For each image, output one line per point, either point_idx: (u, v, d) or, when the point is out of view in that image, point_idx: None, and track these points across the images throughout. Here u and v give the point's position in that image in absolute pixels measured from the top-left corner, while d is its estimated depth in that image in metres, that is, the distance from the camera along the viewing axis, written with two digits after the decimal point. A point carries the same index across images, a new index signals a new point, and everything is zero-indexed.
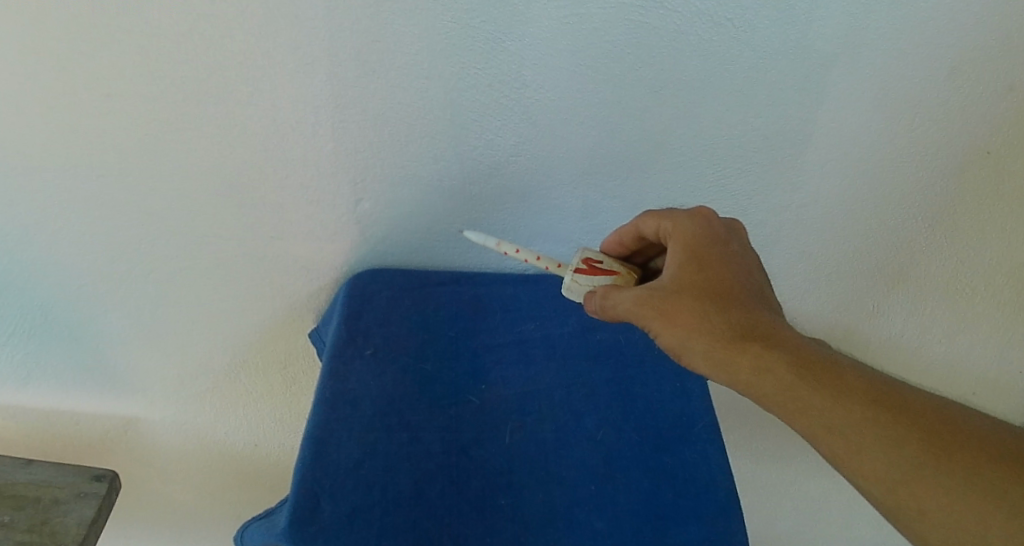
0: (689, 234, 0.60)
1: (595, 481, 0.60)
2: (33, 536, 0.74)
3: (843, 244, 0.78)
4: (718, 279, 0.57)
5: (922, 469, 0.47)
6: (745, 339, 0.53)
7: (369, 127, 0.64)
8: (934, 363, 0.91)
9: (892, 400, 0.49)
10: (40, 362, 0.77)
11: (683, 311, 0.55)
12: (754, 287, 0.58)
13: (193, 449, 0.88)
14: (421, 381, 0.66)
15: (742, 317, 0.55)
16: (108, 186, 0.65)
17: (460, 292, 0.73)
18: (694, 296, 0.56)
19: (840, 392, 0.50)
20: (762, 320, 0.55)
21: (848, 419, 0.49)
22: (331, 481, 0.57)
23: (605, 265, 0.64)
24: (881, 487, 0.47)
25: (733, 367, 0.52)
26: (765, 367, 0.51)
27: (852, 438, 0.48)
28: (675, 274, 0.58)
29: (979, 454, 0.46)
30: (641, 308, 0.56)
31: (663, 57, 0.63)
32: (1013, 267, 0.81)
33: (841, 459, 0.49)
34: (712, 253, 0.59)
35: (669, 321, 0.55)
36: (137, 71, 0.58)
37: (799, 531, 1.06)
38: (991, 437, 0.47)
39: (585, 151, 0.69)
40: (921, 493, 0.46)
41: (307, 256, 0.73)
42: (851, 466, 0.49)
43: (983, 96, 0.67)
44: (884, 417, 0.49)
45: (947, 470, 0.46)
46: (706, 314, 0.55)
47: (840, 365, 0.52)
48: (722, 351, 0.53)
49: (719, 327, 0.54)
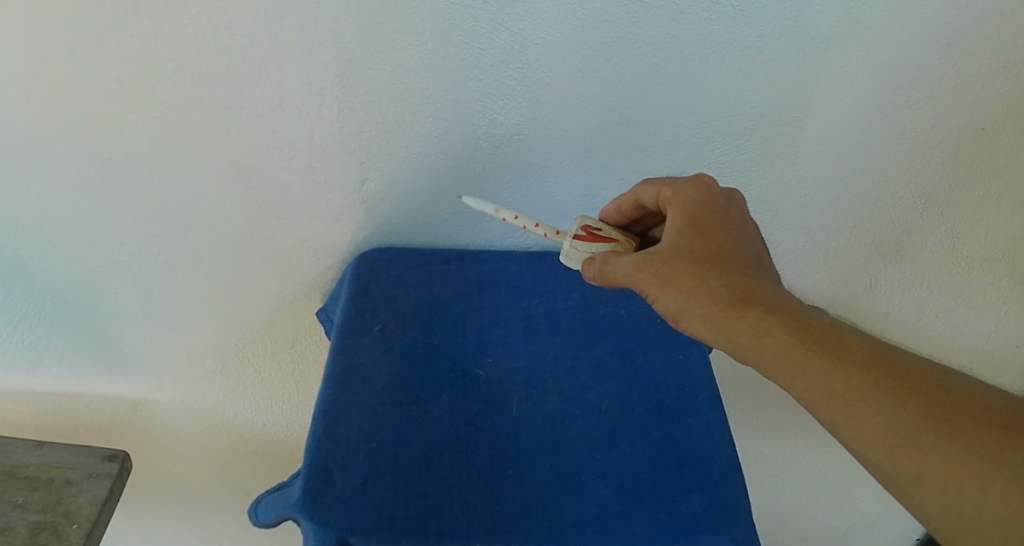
0: (690, 201, 0.61)
1: (601, 450, 0.61)
2: (46, 516, 0.74)
3: (843, 219, 0.79)
4: (719, 244, 0.58)
5: (920, 434, 0.48)
6: (744, 303, 0.55)
7: (374, 107, 0.65)
8: (932, 336, 0.92)
9: (891, 365, 0.51)
10: (50, 345, 0.78)
11: (683, 276, 0.56)
12: (754, 254, 0.59)
13: (203, 429, 0.89)
14: (428, 355, 0.67)
15: (740, 281, 0.56)
16: (117, 169, 0.66)
17: (465, 269, 0.74)
18: (693, 260, 0.57)
19: (840, 356, 0.51)
20: (762, 285, 0.56)
21: (847, 383, 0.50)
22: (342, 452, 0.58)
23: (603, 233, 0.66)
24: (878, 450, 0.49)
25: (731, 330, 0.54)
26: (763, 331, 0.53)
27: (849, 402, 0.49)
28: (674, 239, 0.59)
29: (980, 422, 0.47)
30: (639, 274, 0.58)
31: (665, 36, 0.64)
32: (1010, 240, 0.82)
33: (839, 422, 0.50)
34: (711, 219, 0.60)
35: (668, 287, 0.56)
36: (146, 54, 0.59)
37: (799, 503, 1.08)
38: (992, 405, 0.48)
39: (586, 128, 0.70)
40: (919, 458, 0.47)
41: (313, 236, 0.73)
42: (848, 429, 0.50)
43: (979, 73, 0.68)
44: (883, 382, 0.50)
45: (946, 436, 0.47)
46: (705, 278, 0.56)
47: (840, 329, 0.53)
48: (721, 314, 0.55)
49: (717, 292, 0.55)
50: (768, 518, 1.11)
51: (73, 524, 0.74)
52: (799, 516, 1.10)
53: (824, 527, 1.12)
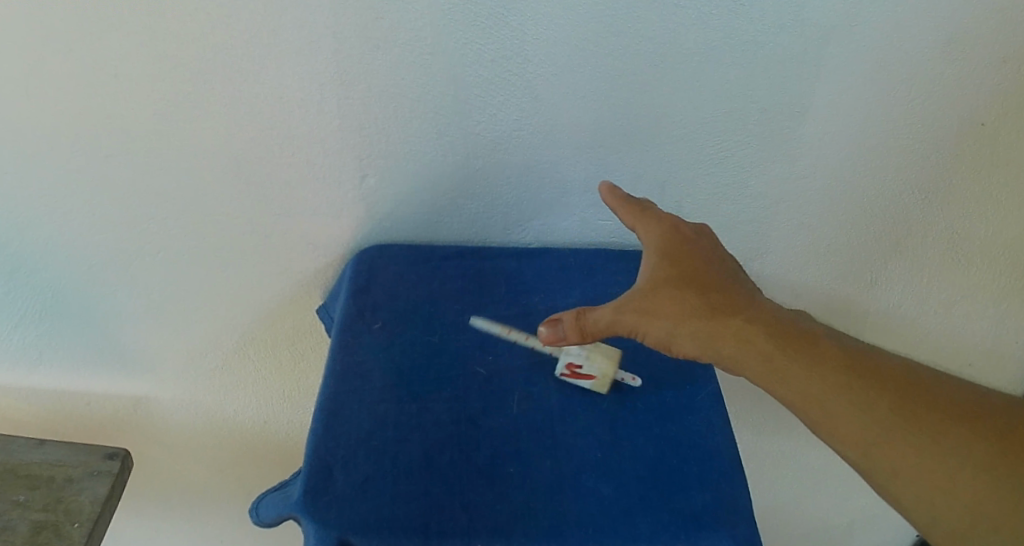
0: (662, 228, 0.62)
1: (602, 448, 0.61)
2: (48, 514, 0.74)
3: (845, 214, 0.79)
4: (692, 273, 0.60)
5: (893, 430, 0.51)
6: (722, 317, 0.57)
7: (373, 104, 0.65)
8: (933, 334, 0.91)
9: (866, 370, 0.53)
10: (52, 343, 0.78)
11: (662, 300, 0.58)
12: (730, 271, 0.61)
13: (203, 428, 0.88)
14: (429, 353, 0.66)
15: (718, 297, 0.58)
16: (117, 166, 0.66)
17: (465, 266, 0.73)
18: (670, 294, 0.58)
19: (816, 360, 0.53)
20: (737, 307, 0.57)
21: (823, 385, 0.52)
22: (343, 451, 0.59)
23: (584, 372, 0.64)
24: (855, 448, 0.52)
25: (712, 345, 0.56)
26: (743, 341, 0.55)
27: (826, 404, 0.52)
28: (649, 271, 0.60)
29: (947, 419, 0.51)
30: (619, 315, 0.58)
31: (666, 31, 0.63)
32: (1010, 236, 0.82)
33: (818, 423, 0.53)
34: (683, 248, 0.61)
35: (649, 313, 0.58)
36: (146, 51, 0.59)
37: (799, 498, 1.08)
38: (956, 400, 0.52)
39: (587, 125, 0.69)
40: (893, 455, 0.51)
41: (312, 232, 0.73)
42: (827, 429, 0.53)
43: (979, 68, 0.68)
44: (857, 382, 0.52)
45: (917, 434, 0.51)
46: (684, 298, 0.58)
47: (815, 334, 0.56)
48: (703, 330, 0.56)
49: (697, 309, 0.57)
50: (769, 514, 1.10)
51: (74, 523, 0.74)
52: (799, 511, 1.10)
53: (825, 524, 1.12)
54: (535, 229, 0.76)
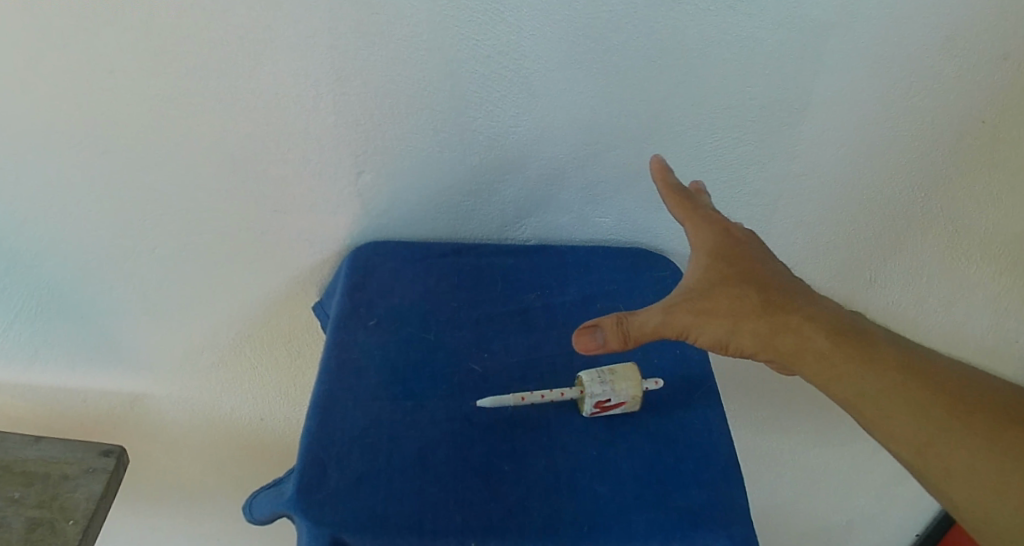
0: (714, 226, 0.61)
1: (597, 446, 0.61)
2: (44, 512, 0.74)
3: (844, 211, 0.78)
4: (748, 270, 0.59)
5: (952, 432, 0.51)
6: (782, 314, 0.56)
7: (369, 99, 0.64)
8: (932, 333, 0.91)
9: (920, 369, 0.54)
10: (47, 339, 0.78)
11: (721, 297, 0.57)
12: (783, 267, 0.60)
13: (198, 426, 0.88)
14: (424, 350, 0.65)
15: (777, 294, 0.57)
16: (112, 162, 0.66)
17: (461, 263, 0.73)
18: (726, 292, 0.57)
19: (874, 360, 0.54)
20: (794, 305, 0.57)
21: (880, 385, 0.53)
22: (337, 448, 0.58)
23: (615, 402, 0.61)
24: (909, 447, 0.52)
25: (771, 342, 0.56)
26: (801, 340, 0.55)
27: (882, 404, 0.53)
28: (702, 271, 0.59)
29: (1000, 419, 0.52)
30: (671, 315, 0.57)
31: (663, 26, 0.63)
32: (1010, 234, 0.81)
33: (872, 421, 0.54)
34: (737, 246, 0.60)
35: (706, 310, 0.57)
36: (141, 46, 0.59)
37: (798, 497, 1.07)
38: (1008, 402, 0.53)
39: (585, 121, 0.68)
40: (947, 454, 0.51)
41: (308, 229, 0.73)
42: (881, 428, 0.53)
43: (980, 64, 0.68)
44: (913, 384, 0.53)
45: (971, 433, 0.51)
46: (743, 294, 0.57)
47: (870, 332, 0.56)
48: (763, 328, 0.56)
49: (757, 306, 0.56)
50: (768, 514, 1.09)
51: (70, 520, 0.74)
52: (798, 511, 1.09)
53: (824, 523, 1.11)
54: (532, 226, 0.76)
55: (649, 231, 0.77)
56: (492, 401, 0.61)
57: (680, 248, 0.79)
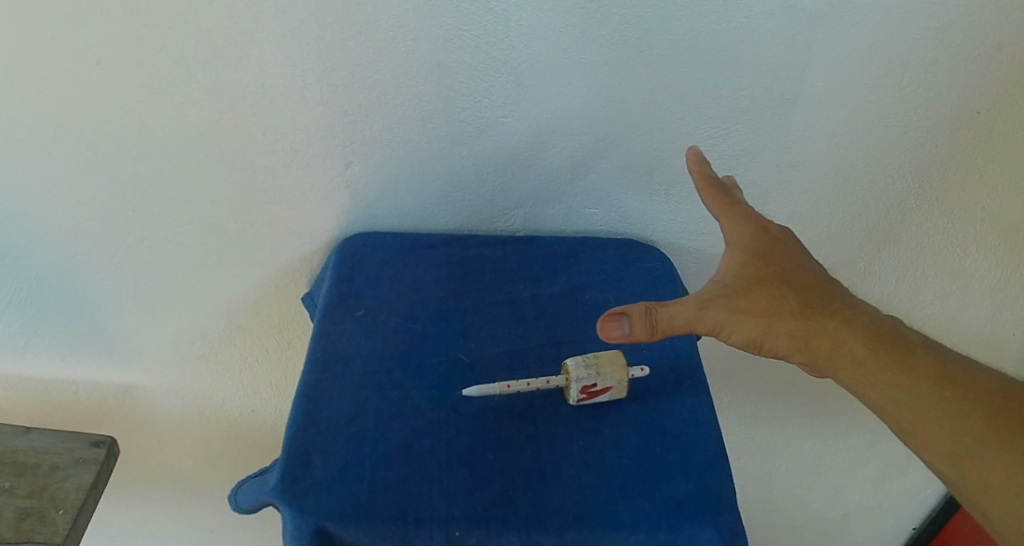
0: (753, 226, 0.61)
1: (583, 437, 0.60)
2: (34, 502, 0.74)
3: (837, 202, 0.78)
4: (786, 272, 0.58)
5: (989, 444, 0.51)
6: (821, 317, 0.56)
7: (357, 90, 0.64)
8: (928, 326, 0.90)
9: (958, 380, 0.54)
10: (39, 330, 0.78)
11: (761, 296, 0.56)
12: (817, 270, 0.60)
13: (190, 418, 0.88)
14: (410, 341, 0.65)
15: (815, 297, 0.57)
16: (101, 152, 0.66)
17: (450, 254, 0.72)
18: (765, 291, 0.56)
19: (911, 368, 0.54)
20: (833, 309, 0.57)
21: (917, 394, 0.53)
22: (322, 438, 0.58)
23: (601, 386, 0.61)
24: (946, 457, 0.52)
25: (810, 344, 0.55)
26: (841, 344, 0.55)
27: (918, 412, 0.53)
28: (739, 268, 0.58)
29: None
30: (708, 310, 0.55)
31: (651, 16, 0.63)
32: (1005, 226, 0.81)
33: (910, 430, 0.53)
34: (773, 247, 0.60)
35: (745, 308, 0.56)
36: (128, 36, 0.59)
37: (793, 491, 1.06)
38: None
39: (573, 112, 0.68)
40: (984, 468, 0.51)
41: (296, 219, 0.72)
42: (918, 436, 0.53)
43: (973, 55, 0.67)
44: (950, 394, 0.53)
45: (1009, 447, 0.51)
46: (782, 296, 0.57)
47: (908, 339, 0.56)
48: (803, 329, 0.55)
49: (796, 308, 0.56)
50: (763, 509, 1.09)
51: (59, 510, 0.74)
52: (793, 505, 1.09)
53: (819, 518, 1.10)
54: (522, 216, 0.75)
55: (639, 222, 0.77)
56: (478, 388, 0.61)
57: (671, 239, 0.78)
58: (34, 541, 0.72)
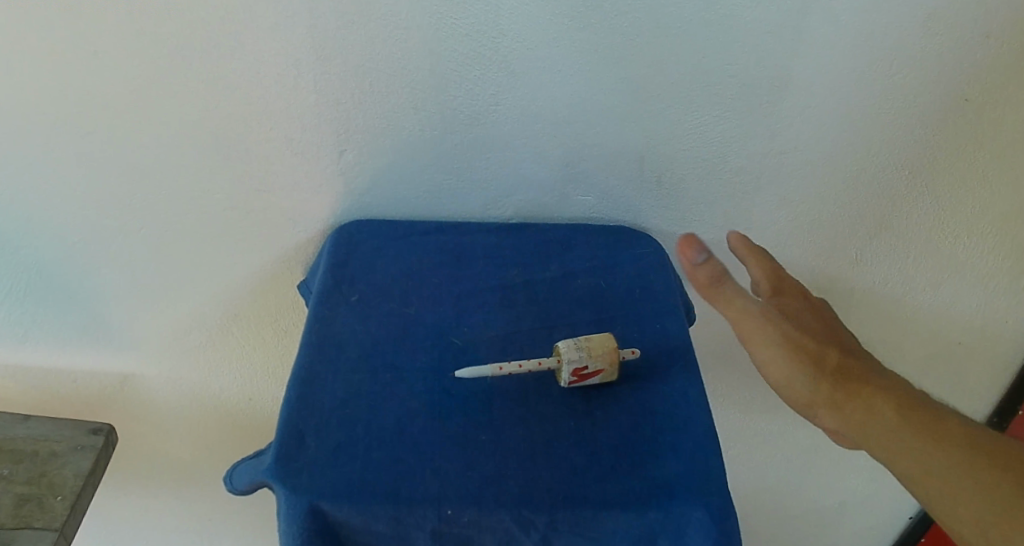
0: (805, 300, 0.63)
1: (575, 418, 0.61)
2: (32, 488, 0.75)
3: (827, 190, 0.78)
4: (832, 336, 0.59)
5: None
6: (854, 382, 0.54)
7: (350, 78, 0.65)
8: (921, 314, 0.90)
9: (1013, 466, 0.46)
10: (38, 318, 0.79)
11: (808, 338, 0.57)
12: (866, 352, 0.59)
13: (187, 407, 0.89)
14: (404, 325, 0.66)
15: (850, 361, 0.55)
16: (99, 141, 0.67)
17: (444, 241, 0.73)
18: (808, 342, 0.56)
19: (943, 437, 0.48)
20: (869, 375, 0.54)
21: (949, 464, 0.47)
22: (316, 419, 0.59)
23: (592, 368, 0.61)
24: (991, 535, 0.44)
25: (839, 402, 0.53)
26: (873, 405, 0.52)
27: (952, 480, 0.47)
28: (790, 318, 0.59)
29: None
30: (755, 313, 0.58)
31: (639, 3, 0.63)
32: (996, 212, 0.81)
33: (932, 499, 0.47)
34: (823, 321, 0.61)
35: (786, 335, 0.57)
36: (124, 25, 0.60)
37: (788, 481, 1.07)
38: None
39: (564, 99, 0.69)
40: None
41: (291, 207, 0.73)
42: (939, 505, 0.47)
43: (960, 42, 0.68)
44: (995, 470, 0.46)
45: None
46: (824, 352, 0.56)
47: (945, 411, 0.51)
48: (838, 392, 0.53)
49: (833, 368, 0.55)
50: (759, 499, 1.09)
51: (57, 496, 0.75)
52: (789, 495, 1.09)
53: (816, 508, 1.11)
54: (515, 204, 0.76)
55: (631, 209, 0.77)
56: (470, 371, 0.61)
57: (663, 227, 0.79)
58: (33, 527, 0.72)
